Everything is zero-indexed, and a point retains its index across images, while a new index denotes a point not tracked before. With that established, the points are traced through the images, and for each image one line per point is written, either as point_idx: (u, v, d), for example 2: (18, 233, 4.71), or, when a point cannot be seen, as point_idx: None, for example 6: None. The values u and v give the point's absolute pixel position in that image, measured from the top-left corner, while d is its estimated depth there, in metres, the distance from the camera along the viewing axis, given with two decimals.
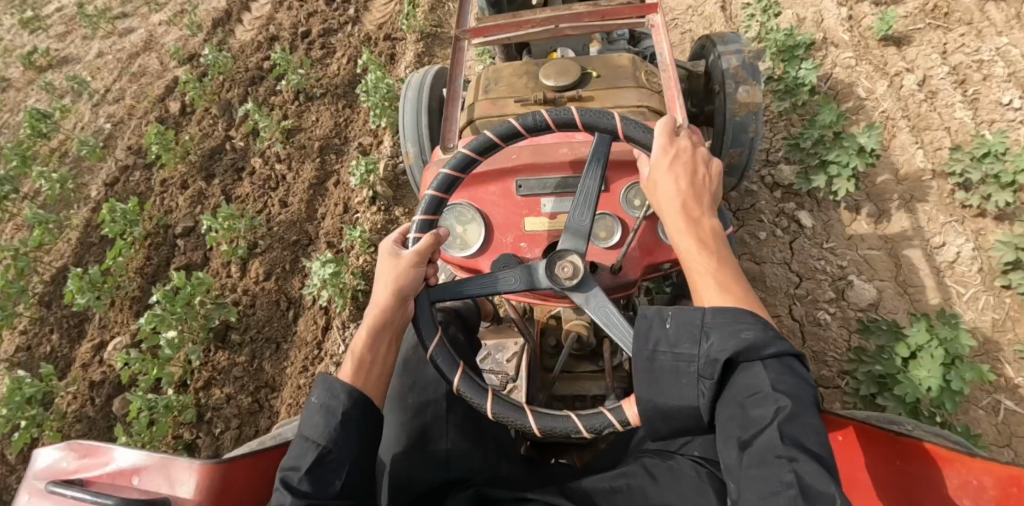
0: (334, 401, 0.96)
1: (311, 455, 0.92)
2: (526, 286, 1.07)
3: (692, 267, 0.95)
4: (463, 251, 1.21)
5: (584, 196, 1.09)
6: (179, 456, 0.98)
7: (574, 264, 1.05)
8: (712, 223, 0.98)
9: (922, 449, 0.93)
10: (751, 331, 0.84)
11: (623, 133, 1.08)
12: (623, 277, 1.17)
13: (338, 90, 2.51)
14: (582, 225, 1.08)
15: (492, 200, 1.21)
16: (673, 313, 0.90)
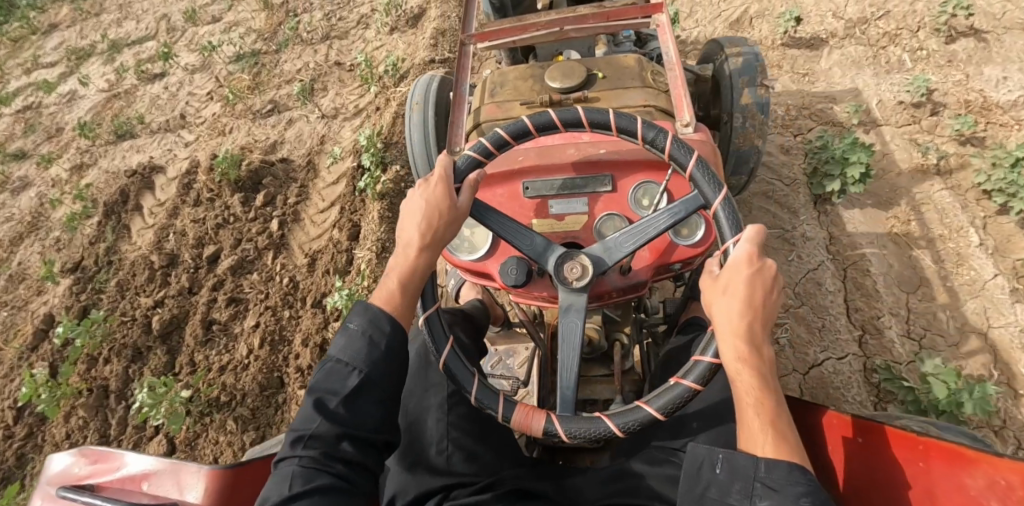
0: (378, 333, 1.00)
1: (348, 381, 0.97)
2: (535, 256, 1.09)
3: (745, 400, 0.88)
4: (471, 254, 1.24)
5: (640, 229, 1.06)
6: (190, 461, 0.98)
7: (583, 266, 1.05)
8: (771, 353, 0.90)
9: (949, 451, 0.90)
10: (810, 497, 0.80)
11: (715, 208, 1.01)
12: (632, 278, 1.17)
13: (247, 405, 1.84)
14: (619, 243, 1.07)
15: (498, 202, 1.21)
16: (724, 458, 0.88)
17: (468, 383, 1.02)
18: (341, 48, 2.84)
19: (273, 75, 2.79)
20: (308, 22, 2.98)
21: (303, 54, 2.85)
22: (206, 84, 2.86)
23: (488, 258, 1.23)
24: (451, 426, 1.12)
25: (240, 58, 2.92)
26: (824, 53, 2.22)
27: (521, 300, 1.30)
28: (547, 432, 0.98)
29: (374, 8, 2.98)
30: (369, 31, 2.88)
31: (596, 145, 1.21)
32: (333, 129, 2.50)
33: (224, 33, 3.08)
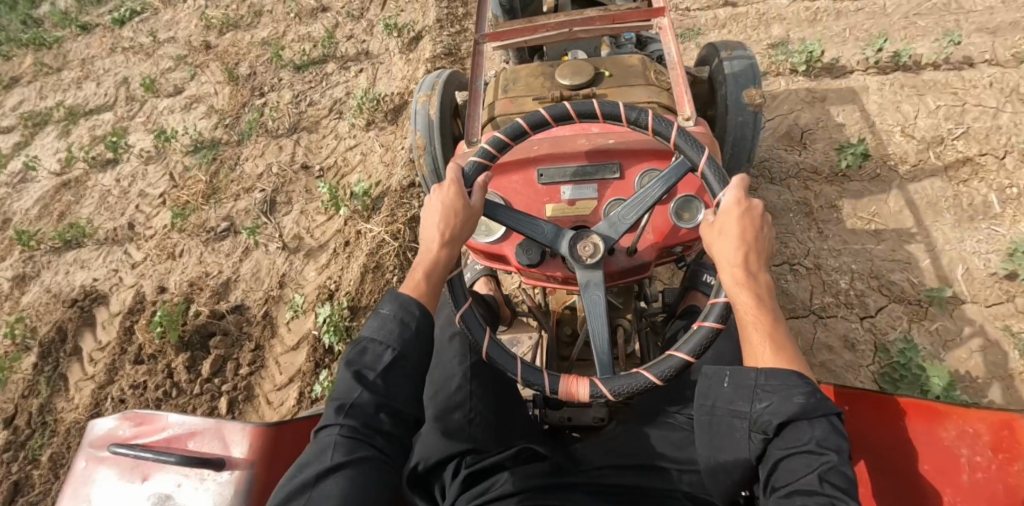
0: (408, 316, 1.03)
1: (384, 357, 1.00)
2: (550, 241, 1.17)
3: (745, 317, 1.01)
4: (488, 237, 1.33)
5: (639, 200, 1.17)
6: (232, 421, 1.05)
7: (595, 245, 1.14)
8: (766, 279, 1.03)
9: (924, 408, 1.00)
10: (805, 396, 0.91)
11: (700, 169, 1.14)
12: (638, 259, 1.27)
13: None
14: (622, 220, 1.17)
15: (514, 188, 1.30)
16: (731, 374, 0.99)
17: (513, 367, 1.08)
18: (312, 144, 2.52)
19: (230, 174, 2.47)
20: (275, 105, 2.69)
21: (267, 150, 2.52)
22: (160, 181, 2.53)
23: (504, 241, 1.32)
24: (474, 392, 1.21)
25: (197, 147, 2.61)
26: (892, 189, 1.96)
27: (531, 280, 1.40)
28: (596, 397, 1.05)
29: (355, 90, 2.70)
30: (343, 123, 2.57)
31: (606, 136, 1.31)
32: (296, 268, 2.15)
33: (184, 120, 2.75)
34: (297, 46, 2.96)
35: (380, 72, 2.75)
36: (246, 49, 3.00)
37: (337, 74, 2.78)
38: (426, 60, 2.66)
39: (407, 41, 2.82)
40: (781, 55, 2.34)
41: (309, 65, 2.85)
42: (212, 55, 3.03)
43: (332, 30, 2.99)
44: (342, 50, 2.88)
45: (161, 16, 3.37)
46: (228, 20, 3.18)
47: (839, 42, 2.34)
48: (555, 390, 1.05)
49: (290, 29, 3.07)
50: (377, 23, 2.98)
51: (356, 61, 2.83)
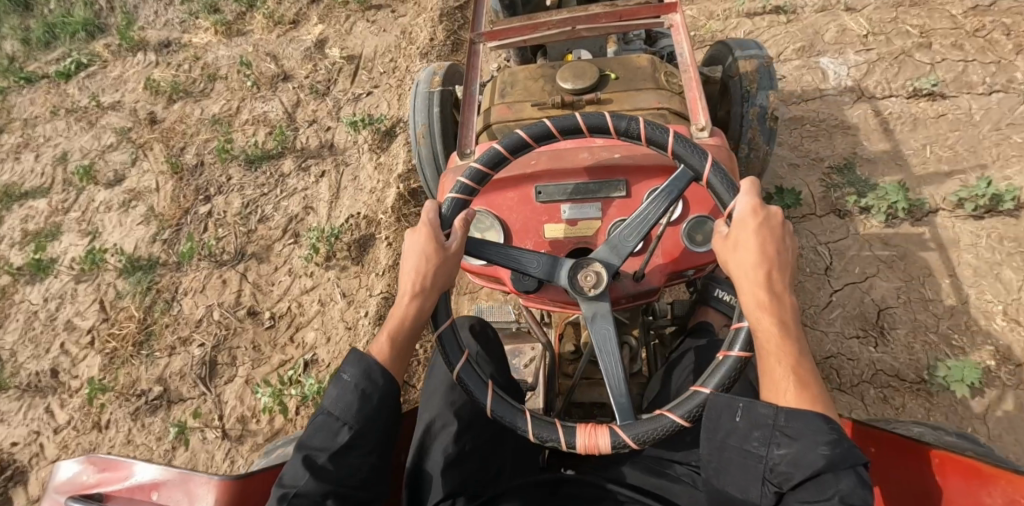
0: (370, 386, 0.96)
1: (339, 439, 0.93)
2: (546, 273, 1.06)
3: (767, 345, 0.89)
4: (482, 259, 1.22)
5: (643, 218, 1.05)
6: (199, 472, 0.97)
7: (597, 274, 1.03)
8: (791, 300, 0.91)
9: (966, 466, 0.89)
10: (829, 446, 0.78)
11: (705, 177, 1.01)
12: (645, 284, 1.16)
13: None
14: (624, 244, 1.05)
15: (510, 206, 1.19)
16: (745, 406, 0.86)
17: (485, 398, 0.98)
18: (262, 278, 2.10)
19: (167, 312, 2.08)
20: (222, 218, 2.26)
21: (208, 285, 2.10)
22: (89, 309, 2.14)
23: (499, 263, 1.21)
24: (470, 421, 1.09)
25: (129, 265, 2.20)
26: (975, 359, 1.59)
27: (530, 303, 1.29)
28: (615, 447, 0.94)
29: (317, 209, 2.23)
30: (300, 252, 2.14)
31: (610, 149, 1.19)
32: (237, 470, 1.75)
33: (123, 232, 2.31)
34: (248, 134, 2.50)
35: (343, 178, 2.29)
36: (194, 129, 2.55)
37: (295, 176, 2.33)
38: (394, 182, 2.21)
39: (378, 136, 2.36)
40: (854, 185, 1.89)
41: (263, 159, 2.40)
42: (156, 131, 2.57)
43: (292, 111, 2.53)
44: (303, 139, 2.44)
45: (109, 71, 2.89)
46: (179, 83, 2.72)
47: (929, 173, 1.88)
48: (576, 442, 0.94)
49: (244, 106, 2.60)
50: (344, 105, 2.51)
51: (318, 156, 2.38)
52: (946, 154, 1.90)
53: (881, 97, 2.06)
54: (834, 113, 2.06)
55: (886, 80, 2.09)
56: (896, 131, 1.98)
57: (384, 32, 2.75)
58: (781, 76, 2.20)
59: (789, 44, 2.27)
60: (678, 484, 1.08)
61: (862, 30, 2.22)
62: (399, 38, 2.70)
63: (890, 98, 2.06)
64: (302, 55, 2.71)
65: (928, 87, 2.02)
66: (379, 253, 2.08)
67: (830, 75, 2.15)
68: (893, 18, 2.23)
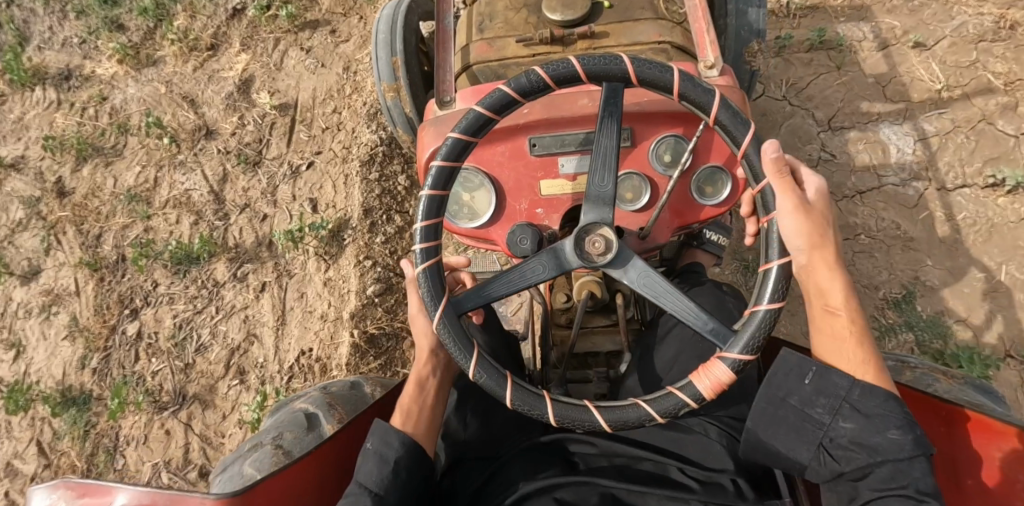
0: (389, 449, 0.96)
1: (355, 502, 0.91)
2: (555, 271, 0.91)
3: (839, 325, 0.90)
4: (472, 221, 1.05)
5: (600, 154, 0.91)
6: (191, 493, 0.90)
7: (606, 238, 0.89)
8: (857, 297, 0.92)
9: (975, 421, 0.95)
10: (899, 431, 0.81)
11: (714, 116, 0.88)
12: (652, 243, 1.04)
13: None
14: (604, 192, 0.90)
15: (501, 161, 1.04)
16: (816, 371, 0.86)
17: (504, 390, 0.88)
18: (209, 428, 1.89)
19: (110, 465, 1.87)
20: (155, 343, 1.97)
21: (150, 436, 1.88)
22: (28, 451, 1.91)
23: (492, 224, 1.05)
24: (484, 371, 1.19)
25: (61, 399, 1.94)
26: (939, 296, 1.77)
27: None
28: (643, 421, 0.85)
29: (262, 337, 1.96)
30: (248, 395, 1.91)
31: None
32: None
33: (48, 350, 2.00)
34: (171, 221, 2.08)
35: (289, 295, 1.99)
36: (108, 207, 2.11)
37: (231, 287, 2.01)
38: (346, 322, 1.90)
39: (323, 243, 2.00)
40: (915, 331, 1.74)
41: (191, 260, 2.03)
42: (67, 205, 2.12)
43: (218, 189, 2.11)
44: (235, 232, 2.06)
45: (5, 109, 2.27)
46: (83, 132, 2.20)
47: (964, 293, 1.76)
48: (600, 423, 0.86)
49: (162, 177, 2.14)
50: (281, 184, 2.11)
51: (256, 257, 2.03)
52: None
53: (953, 189, 1.86)
54: (894, 218, 1.86)
55: (961, 160, 1.88)
56: (969, 242, 1.81)
57: (322, 68, 2.23)
58: (833, 158, 1.94)
59: (840, 104, 1.99)
60: (688, 435, 1.04)
61: (938, 82, 1.95)
62: (342, 76, 2.21)
63: (962, 189, 1.85)
64: (224, 103, 2.20)
65: (1012, 182, 1.81)
66: None
67: (891, 148, 1.93)
68: (972, 62, 1.96)
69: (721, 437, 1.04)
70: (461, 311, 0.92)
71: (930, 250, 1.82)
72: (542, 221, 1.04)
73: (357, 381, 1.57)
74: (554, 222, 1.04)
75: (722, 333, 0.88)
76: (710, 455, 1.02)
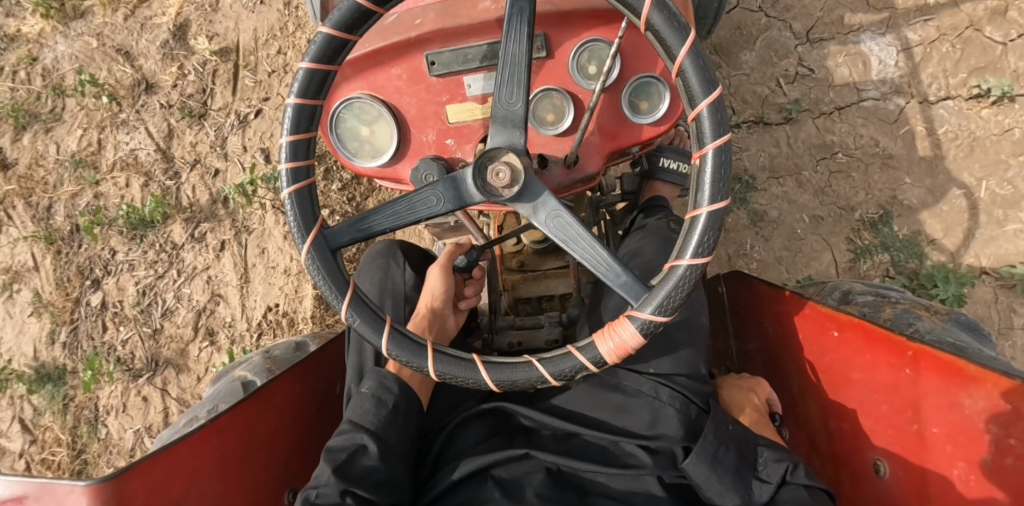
0: (389, 394, 0.90)
1: (327, 476, 0.80)
2: (453, 205, 0.78)
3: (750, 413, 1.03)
4: (374, 159, 0.90)
5: (507, 66, 0.75)
6: (61, 480, 0.77)
7: (511, 167, 0.75)
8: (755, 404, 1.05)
9: (946, 366, 0.82)
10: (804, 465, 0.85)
11: (644, 18, 0.73)
12: (580, 172, 0.90)
13: None
14: (512, 112, 0.76)
15: (398, 87, 0.88)
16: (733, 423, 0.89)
17: (378, 338, 0.78)
18: (185, 391, 1.82)
19: (94, 436, 1.82)
20: (119, 310, 1.85)
21: (128, 404, 1.82)
22: (12, 429, 1.85)
23: (398, 161, 0.91)
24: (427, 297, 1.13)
25: (37, 375, 1.85)
26: (923, 215, 1.68)
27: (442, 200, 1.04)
28: (535, 383, 0.77)
29: (227, 296, 1.84)
30: (220, 355, 1.82)
31: None
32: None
33: (15, 328, 1.87)
34: (120, 185, 1.87)
35: (250, 252, 1.85)
36: (55, 176, 1.88)
37: (190, 249, 1.85)
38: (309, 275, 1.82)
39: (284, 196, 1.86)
40: (892, 252, 1.68)
41: (146, 224, 1.86)
42: (10, 179, 1.88)
43: (167, 146, 1.88)
44: (188, 192, 1.87)
45: None
46: (17, 98, 1.90)
47: (942, 214, 1.67)
48: (486, 382, 0.77)
49: (105, 139, 1.89)
50: (230, 134, 1.89)
51: (212, 216, 1.86)
52: (1005, 193, 1.64)
53: (936, 101, 1.69)
54: (874, 134, 1.72)
55: (945, 71, 1.69)
56: (950, 158, 1.68)
57: (261, 4, 1.91)
58: (812, 70, 1.75)
59: (820, 14, 1.75)
60: (636, 399, 0.91)
61: None
62: (285, 14, 1.91)
63: (946, 101, 1.69)
64: (160, 52, 1.90)
65: (997, 93, 1.65)
66: None
67: (873, 61, 1.72)
68: None
69: (674, 400, 0.90)
70: (337, 247, 0.81)
71: (910, 168, 1.69)
72: (454, 154, 0.90)
73: (304, 338, 1.41)
74: (467, 153, 0.90)
75: (634, 288, 0.77)
76: (660, 420, 0.89)
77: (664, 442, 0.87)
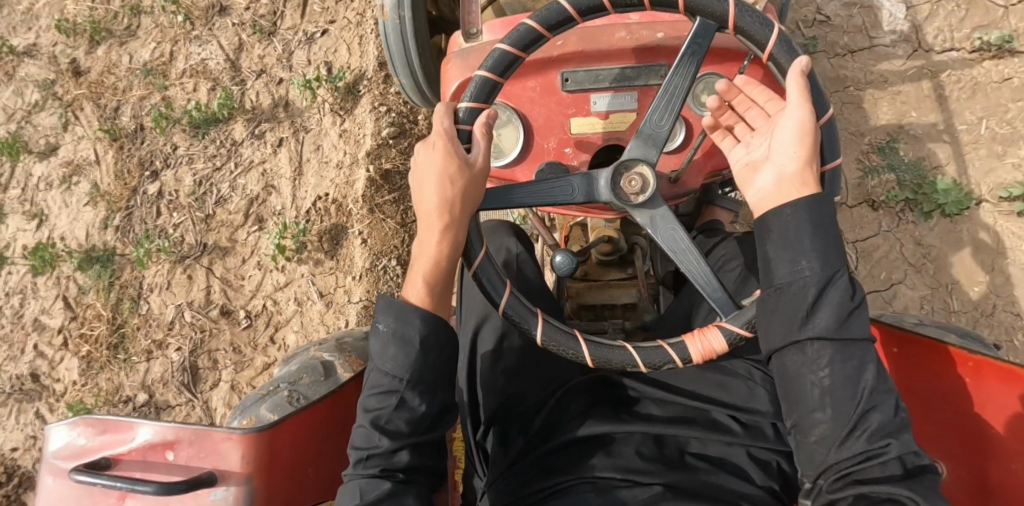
0: (409, 329, 0.85)
1: (379, 439, 0.83)
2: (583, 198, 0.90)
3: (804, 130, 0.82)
4: (498, 160, 1.06)
5: (667, 93, 0.88)
6: (215, 427, 0.86)
7: (642, 176, 0.88)
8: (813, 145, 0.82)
9: (1004, 370, 0.93)
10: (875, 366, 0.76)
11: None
12: (682, 188, 1.04)
13: None
14: (657, 131, 0.88)
15: (531, 97, 1.03)
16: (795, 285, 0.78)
17: (501, 297, 0.88)
18: (229, 272, 1.83)
19: (134, 312, 1.83)
20: (175, 199, 1.88)
21: (173, 281, 1.83)
22: (54, 306, 1.87)
23: (518, 164, 1.06)
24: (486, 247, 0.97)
25: (85, 255, 1.88)
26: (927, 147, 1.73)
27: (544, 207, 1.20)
28: (626, 366, 0.87)
29: (280, 188, 1.87)
30: (266, 240, 1.84)
31: (651, 27, 0.99)
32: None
33: (70, 216, 1.92)
34: (188, 89, 1.93)
35: (306, 148, 1.88)
36: (124, 82, 1.96)
37: (249, 145, 1.90)
38: (362, 162, 1.82)
39: (339, 97, 1.88)
40: (898, 172, 1.73)
41: (209, 122, 1.91)
42: (82, 84, 1.97)
43: (236, 58, 1.95)
44: (252, 96, 1.92)
45: None
46: (95, 17, 2.00)
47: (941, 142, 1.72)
48: (584, 355, 0.87)
49: (178, 51, 1.97)
50: (296, 50, 1.94)
51: (273, 117, 1.91)
52: (1004, 132, 1.70)
53: (939, 51, 1.78)
54: (884, 72, 1.80)
55: (950, 26, 1.78)
56: (952, 98, 1.74)
57: None
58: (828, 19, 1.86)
59: None
60: (733, 378, 1.01)
61: None
62: None
63: (950, 52, 1.77)
64: None
65: (999, 43, 1.73)
66: (354, 252, 1.80)
67: (884, 15, 1.84)
68: None
69: (765, 383, 1.01)
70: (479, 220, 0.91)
71: (917, 103, 1.76)
72: (571, 161, 1.05)
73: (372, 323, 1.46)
74: (582, 161, 1.05)
75: (725, 304, 0.89)
76: (754, 397, 0.99)
77: (756, 416, 0.97)
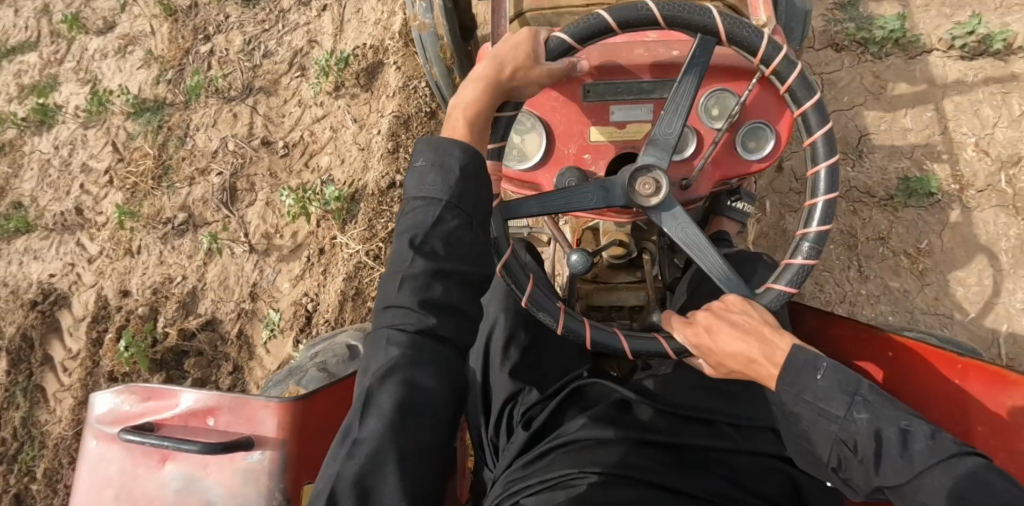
0: (448, 167, 0.80)
1: (411, 268, 0.76)
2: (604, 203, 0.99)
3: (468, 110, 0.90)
4: (520, 163, 1.13)
5: None
6: (253, 395, 0.93)
7: (656, 181, 0.95)
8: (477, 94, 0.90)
9: (993, 372, 1.00)
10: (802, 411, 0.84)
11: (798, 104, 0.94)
12: (691, 193, 1.11)
13: None
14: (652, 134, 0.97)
15: (554, 106, 1.10)
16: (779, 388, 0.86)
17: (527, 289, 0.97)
18: (272, 109, 2.01)
19: (180, 147, 2.02)
20: (225, 56, 2.07)
21: (219, 119, 2.01)
22: (103, 151, 2.08)
23: (540, 168, 1.12)
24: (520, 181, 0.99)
25: (135, 106, 2.09)
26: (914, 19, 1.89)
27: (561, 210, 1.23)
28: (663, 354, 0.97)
29: (322, 42, 2.04)
30: (308, 84, 2.02)
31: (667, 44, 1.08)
32: (267, 278, 1.89)
33: (124, 78, 2.14)
34: None
35: (347, 11, 2.05)
36: None
37: (296, 11, 2.08)
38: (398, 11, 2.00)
39: None
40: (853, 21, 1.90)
41: None
42: None
43: None
44: None
45: None
46: None
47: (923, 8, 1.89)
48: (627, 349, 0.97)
49: None
50: None
51: None
52: None
53: None
54: None
55: None
56: None
57: None
58: None
59: None
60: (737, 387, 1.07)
61: None
62: None
63: None
64: None
65: None
66: (389, 78, 1.98)
67: None
68: None
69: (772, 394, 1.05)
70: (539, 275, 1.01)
71: None
72: (589, 166, 1.11)
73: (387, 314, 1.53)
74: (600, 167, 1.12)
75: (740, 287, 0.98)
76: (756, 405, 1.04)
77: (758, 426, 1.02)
